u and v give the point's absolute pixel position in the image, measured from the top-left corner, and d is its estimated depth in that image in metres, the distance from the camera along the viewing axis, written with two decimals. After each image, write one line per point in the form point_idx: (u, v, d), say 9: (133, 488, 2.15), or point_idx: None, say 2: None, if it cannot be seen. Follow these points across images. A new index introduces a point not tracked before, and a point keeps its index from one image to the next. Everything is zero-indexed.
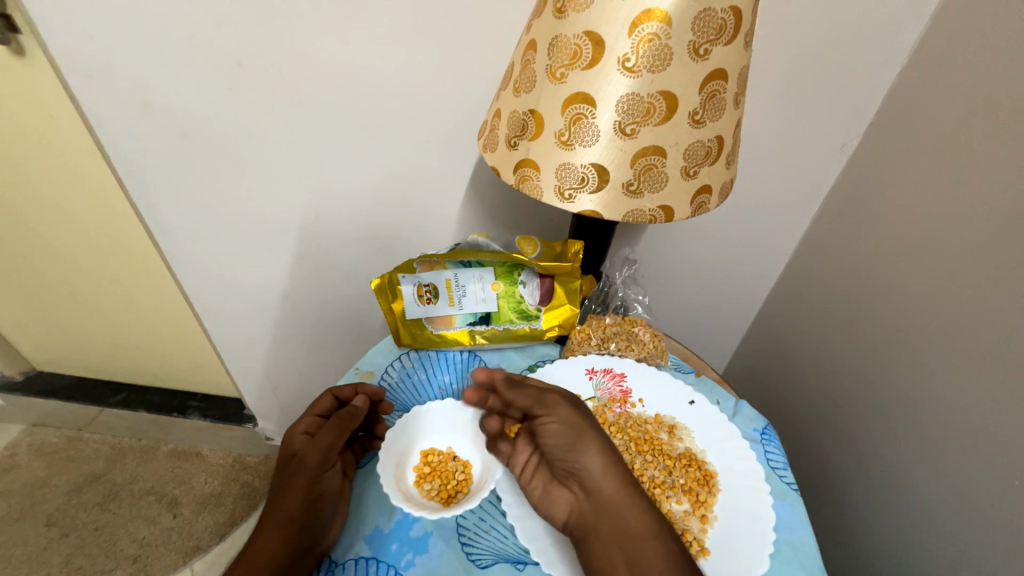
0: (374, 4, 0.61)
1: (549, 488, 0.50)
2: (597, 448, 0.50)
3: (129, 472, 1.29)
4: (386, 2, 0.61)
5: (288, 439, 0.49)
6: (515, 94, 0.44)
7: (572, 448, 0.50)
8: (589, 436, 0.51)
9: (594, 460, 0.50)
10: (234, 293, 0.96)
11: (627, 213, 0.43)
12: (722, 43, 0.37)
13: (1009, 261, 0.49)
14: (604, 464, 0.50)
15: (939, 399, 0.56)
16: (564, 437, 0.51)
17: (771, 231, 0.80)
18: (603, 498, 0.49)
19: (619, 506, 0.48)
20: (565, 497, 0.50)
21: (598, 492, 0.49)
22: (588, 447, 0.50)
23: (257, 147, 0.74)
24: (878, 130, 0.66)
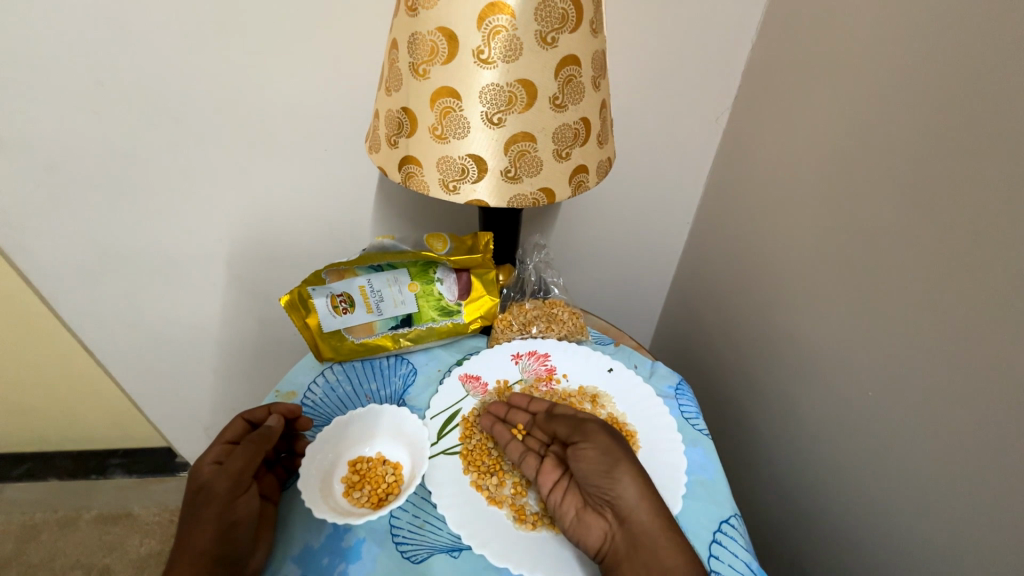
0: (244, 11, 0.59)
1: (580, 513, 0.47)
2: (633, 474, 0.47)
3: (46, 550, 1.13)
4: (257, 9, 0.59)
5: (195, 471, 0.45)
6: (387, 94, 0.45)
7: (608, 474, 0.47)
8: (626, 461, 0.48)
9: (629, 486, 0.47)
10: (137, 334, 0.88)
11: (511, 198, 0.45)
12: (568, 31, 0.40)
13: (846, 205, 0.56)
14: (639, 492, 0.46)
15: (809, 338, 0.63)
16: (602, 461, 0.48)
17: (672, 204, 0.86)
18: (640, 530, 0.45)
19: (657, 535, 0.45)
20: (600, 524, 0.46)
21: (634, 523, 0.45)
22: (626, 471, 0.47)
23: (139, 172, 0.69)
24: (742, 104, 0.74)
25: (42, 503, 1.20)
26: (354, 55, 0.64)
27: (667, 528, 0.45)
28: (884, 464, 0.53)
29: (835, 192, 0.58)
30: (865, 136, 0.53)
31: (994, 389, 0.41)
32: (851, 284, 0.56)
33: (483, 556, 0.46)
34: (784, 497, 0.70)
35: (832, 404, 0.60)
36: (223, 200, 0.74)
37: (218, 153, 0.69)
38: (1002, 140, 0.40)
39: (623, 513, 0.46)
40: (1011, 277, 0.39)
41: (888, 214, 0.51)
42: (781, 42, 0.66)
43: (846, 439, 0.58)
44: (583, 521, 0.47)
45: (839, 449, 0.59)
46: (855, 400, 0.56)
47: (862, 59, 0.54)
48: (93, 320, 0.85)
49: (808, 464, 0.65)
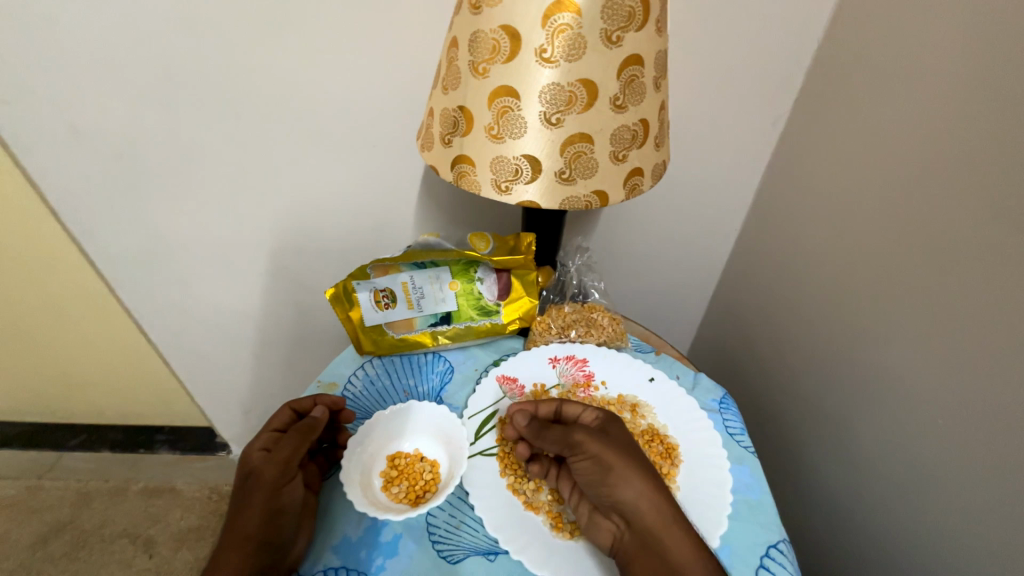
0: (306, 13, 0.61)
1: (589, 517, 0.48)
2: (632, 475, 0.47)
3: (98, 517, 1.20)
4: (318, 11, 0.61)
5: (246, 457, 0.48)
6: (444, 93, 0.45)
7: (604, 480, 0.47)
8: (620, 465, 0.48)
9: (629, 488, 0.47)
10: (189, 318, 0.92)
11: (563, 200, 0.44)
12: (633, 30, 0.39)
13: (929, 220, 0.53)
14: (639, 491, 0.47)
15: (878, 358, 0.60)
16: (598, 465, 0.48)
17: (718, 210, 0.83)
18: (647, 528, 0.46)
19: (665, 533, 0.45)
20: (609, 526, 0.47)
21: (641, 521, 0.46)
22: (625, 472, 0.48)
23: (198, 165, 0.72)
24: (803, 108, 0.70)
25: (95, 472, 1.28)
26: (407, 53, 0.65)
27: (673, 523, 0.46)
28: (970, 499, 0.49)
29: (916, 207, 0.55)
30: (958, 148, 0.50)
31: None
32: (933, 304, 0.52)
33: (519, 561, 0.45)
34: (838, 522, 0.67)
35: (905, 429, 0.56)
36: (275, 195, 0.76)
37: (272, 148, 0.71)
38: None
39: (628, 513, 0.47)
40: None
41: (986, 232, 0.47)
42: (852, 44, 0.62)
43: (922, 467, 0.54)
44: (592, 524, 0.47)
45: (913, 478, 0.55)
46: (935, 428, 0.52)
47: (953, 65, 0.50)
48: (150, 303, 0.90)
49: (874, 490, 0.61)
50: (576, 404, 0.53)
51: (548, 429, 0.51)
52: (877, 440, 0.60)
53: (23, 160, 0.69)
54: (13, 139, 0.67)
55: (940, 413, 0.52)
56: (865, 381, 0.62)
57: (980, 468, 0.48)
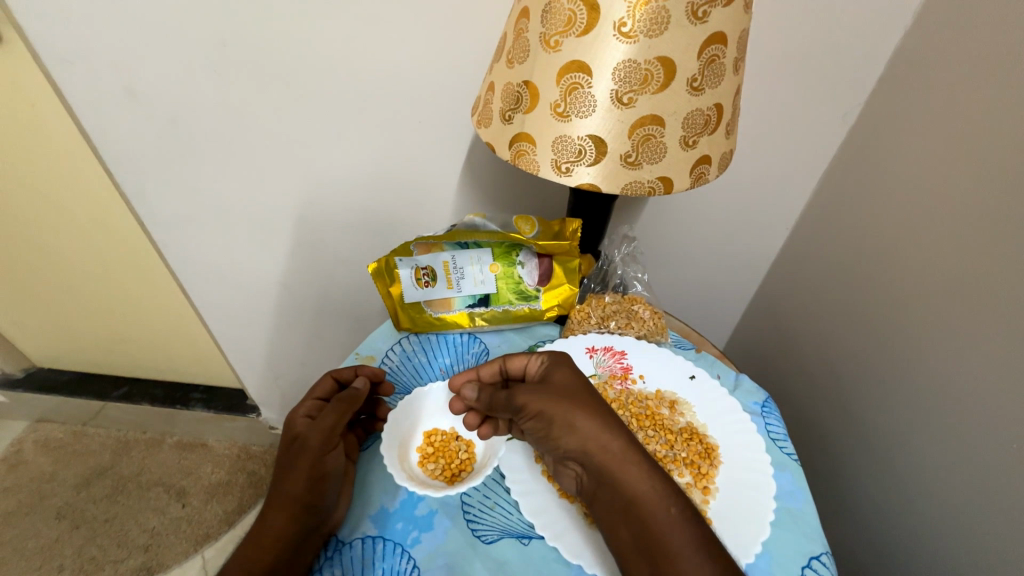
0: None
1: (554, 465, 0.48)
2: (573, 419, 0.47)
3: (136, 465, 1.27)
4: None
5: (291, 422, 0.49)
6: (509, 67, 0.43)
7: (549, 431, 0.47)
8: (558, 414, 0.47)
9: (570, 434, 0.46)
10: (230, 282, 0.95)
11: (626, 185, 0.42)
12: (721, 5, 0.36)
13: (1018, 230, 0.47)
14: (582, 435, 0.46)
15: (941, 375, 0.55)
16: (540, 416, 0.48)
17: (771, 206, 0.79)
18: (600, 470, 0.45)
19: (617, 471, 0.44)
20: (571, 473, 0.47)
21: (593, 463, 0.45)
22: (563, 418, 0.47)
23: (248, 132, 0.72)
24: (877, 101, 0.65)
25: (133, 423, 1.35)
26: (460, 25, 0.63)
27: (626, 459, 0.45)
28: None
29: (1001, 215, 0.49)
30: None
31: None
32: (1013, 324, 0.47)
33: (554, 548, 0.45)
34: (878, 536, 0.65)
35: (967, 455, 0.52)
36: (320, 167, 0.77)
37: (320, 118, 0.71)
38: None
39: (582, 458, 0.46)
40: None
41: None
42: (941, 31, 0.56)
43: (978, 491, 0.51)
44: (557, 473, 0.48)
45: (971, 507, 0.52)
46: (1000, 452, 0.49)
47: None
48: (193, 266, 0.92)
49: (923, 512, 0.58)
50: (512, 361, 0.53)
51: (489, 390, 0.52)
52: (928, 459, 0.57)
53: (82, 119, 0.71)
54: (72, 98, 0.69)
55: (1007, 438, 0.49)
56: (920, 396, 0.58)
57: None
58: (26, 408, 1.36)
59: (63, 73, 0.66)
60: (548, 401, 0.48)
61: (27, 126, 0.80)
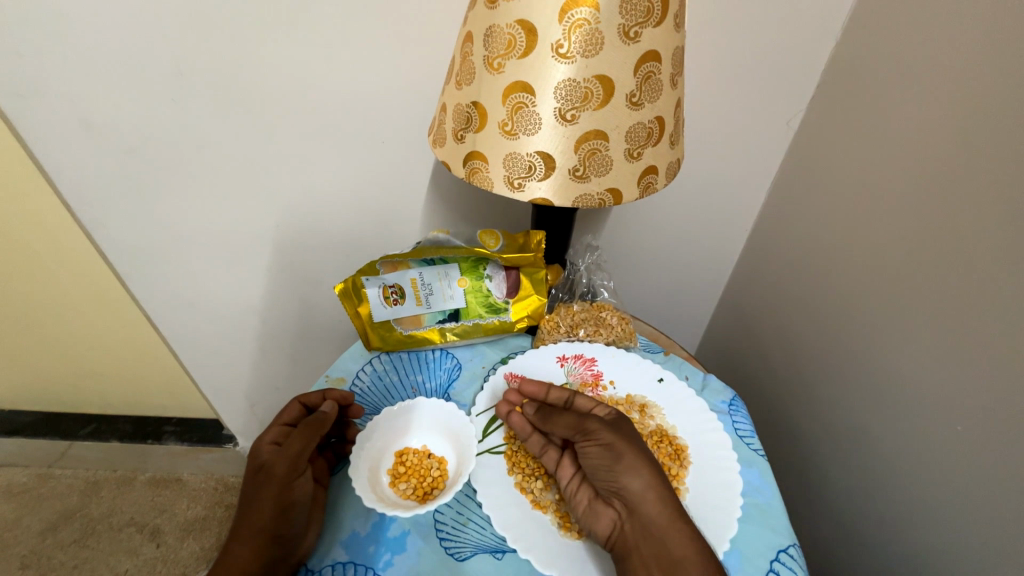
0: (322, 10, 0.61)
1: (592, 503, 0.47)
2: (640, 466, 0.46)
3: (106, 505, 1.22)
4: (335, 8, 0.61)
5: (256, 450, 0.48)
6: (457, 88, 0.45)
7: (611, 469, 0.46)
8: (630, 455, 0.47)
9: (636, 479, 0.46)
10: (198, 311, 0.93)
11: (577, 198, 0.44)
12: (652, 25, 0.38)
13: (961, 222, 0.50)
14: (645, 485, 0.45)
15: (899, 362, 0.58)
16: (608, 453, 0.47)
17: (729, 210, 0.83)
18: (650, 522, 0.44)
19: (667, 528, 0.44)
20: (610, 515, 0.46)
21: (643, 514, 0.45)
22: (632, 464, 0.46)
23: (210, 160, 0.72)
24: (820, 106, 0.69)
25: (103, 461, 1.29)
26: (422, 50, 0.65)
27: (676, 519, 0.44)
28: (1003, 516, 0.47)
29: (943, 210, 0.52)
30: (995, 147, 0.47)
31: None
32: (963, 312, 0.50)
33: (528, 560, 0.45)
34: (849, 526, 0.67)
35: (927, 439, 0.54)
36: (287, 190, 0.76)
37: (284, 143, 0.71)
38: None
39: (631, 504, 0.45)
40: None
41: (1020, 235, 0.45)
42: (872, 40, 0.61)
43: (939, 475, 0.53)
44: (593, 510, 0.46)
45: (935, 490, 0.54)
46: (954, 435, 0.52)
47: (989, 61, 0.48)
48: (158, 296, 0.90)
49: (891, 497, 0.60)
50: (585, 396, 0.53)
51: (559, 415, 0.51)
52: (890, 446, 0.59)
53: (35, 152, 0.69)
54: (24, 131, 0.67)
55: (955, 419, 0.51)
56: (878, 386, 0.61)
57: (997, 475, 0.47)
58: None
59: (15, 107, 0.65)
60: (620, 443, 0.47)
61: None
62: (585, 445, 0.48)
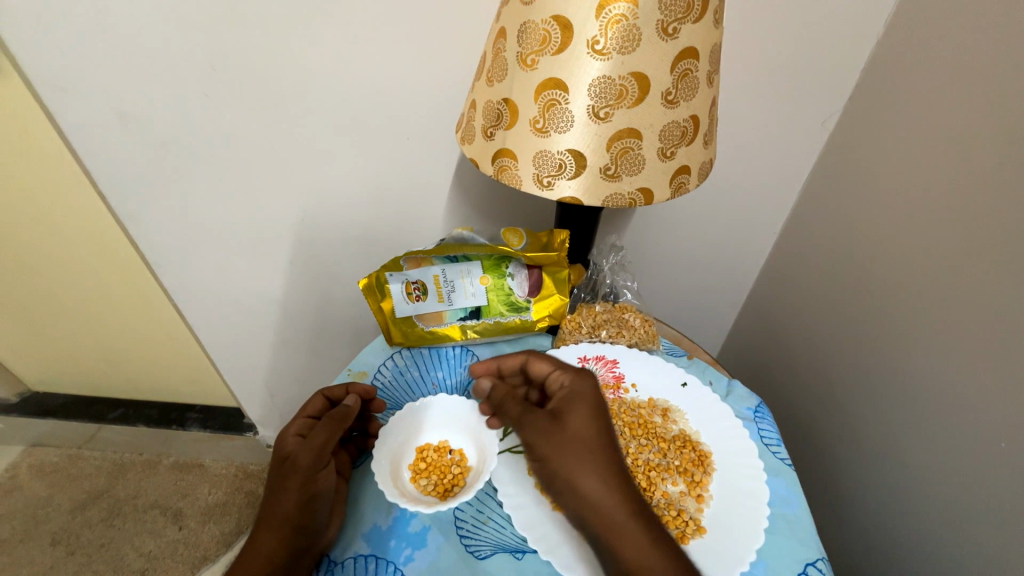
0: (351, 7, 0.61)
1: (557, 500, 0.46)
2: (577, 465, 0.44)
3: (132, 487, 1.26)
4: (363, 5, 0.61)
5: (280, 441, 0.48)
6: (487, 85, 0.44)
7: (551, 470, 0.45)
8: (563, 456, 0.45)
9: (573, 479, 0.44)
10: (224, 302, 0.95)
11: (607, 197, 0.43)
12: (691, 21, 0.37)
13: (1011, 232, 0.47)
14: (585, 483, 0.43)
15: (932, 374, 0.55)
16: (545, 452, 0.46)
17: (757, 212, 0.80)
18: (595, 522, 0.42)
19: (613, 529, 0.41)
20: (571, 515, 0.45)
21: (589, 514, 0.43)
22: (568, 462, 0.45)
23: (240, 155, 0.73)
24: (856, 105, 0.66)
25: (130, 445, 1.34)
26: (446, 44, 0.65)
27: (624, 517, 0.42)
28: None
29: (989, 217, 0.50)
30: None
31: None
32: (1003, 325, 0.48)
33: (548, 561, 0.45)
34: (876, 539, 0.64)
35: (964, 457, 0.52)
36: (310, 185, 0.77)
37: (311, 139, 0.72)
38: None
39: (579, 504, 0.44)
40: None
41: None
42: (914, 36, 0.58)
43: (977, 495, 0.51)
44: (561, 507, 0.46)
45: (972, 510, 0.51)
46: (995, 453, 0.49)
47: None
48: (185, 286, 0.92)
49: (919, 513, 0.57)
50: (544, 364, 0.54)
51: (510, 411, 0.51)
52: (924, 462, 0.57)
53: (75, 145, 0.72)
54: (66, 125, 0.69)
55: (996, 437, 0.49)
56: (912, 399, 0.59)
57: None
58: (21, 433, 1.35)
59: (57, 102, 0.67)
60: (555, 441, 0.46)
61: (22, 154, 0.80)
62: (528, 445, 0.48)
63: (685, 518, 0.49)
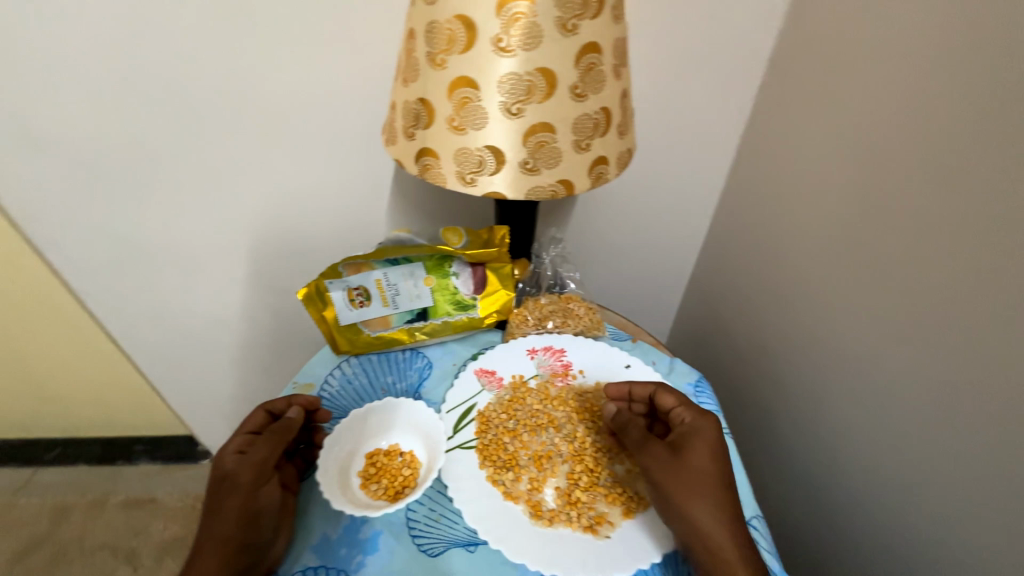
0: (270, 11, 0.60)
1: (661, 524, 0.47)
2: (699, 499, 0.45)
3: (77, 530, 1.17)
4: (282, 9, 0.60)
5: (218, 461, 0.46)
6: (403, 85, 0.45)
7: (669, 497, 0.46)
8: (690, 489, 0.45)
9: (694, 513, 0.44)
10: (161, 325, 0.90)
11: (529, 190, 0.44)
12: (589, 17, 0.39)
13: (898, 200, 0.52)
14: (704, 518, 0.44)
15: (846, 336, 0.60)
16: (667, 479, 0.47)
17: (691, 198, 0.84)
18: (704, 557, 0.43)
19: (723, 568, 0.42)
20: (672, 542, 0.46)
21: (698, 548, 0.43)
22: (690, 497, 0.45)
23: (164, 169, 0.70)
24: (768, 91, 0.71)
25: (72, 486, 1.25)
26: (371, 48, 0.64)
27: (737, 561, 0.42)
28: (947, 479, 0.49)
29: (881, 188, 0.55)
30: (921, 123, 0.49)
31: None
32: (899, 285, 0.53)
33: (499, 550, 0.45)
34: (810, 499, 0.69)
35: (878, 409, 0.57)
36: (242, 198, 0.74)
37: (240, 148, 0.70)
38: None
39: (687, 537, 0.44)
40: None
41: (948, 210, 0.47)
42: (810, 26, 0.63)
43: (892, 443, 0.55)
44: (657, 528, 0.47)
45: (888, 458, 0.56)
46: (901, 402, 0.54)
47: (913, 43, 0.50)
48: (115, 312, 0.86)
49: (843, 467, 0.62)
50: (665, 395, 0.54)
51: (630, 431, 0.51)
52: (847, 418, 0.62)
53: None
54: None
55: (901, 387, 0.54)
56: (833, 361, 0.63)
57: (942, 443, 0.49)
58: None
59: None
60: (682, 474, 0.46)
61: None
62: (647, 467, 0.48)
63: (631, 494, 0.51)
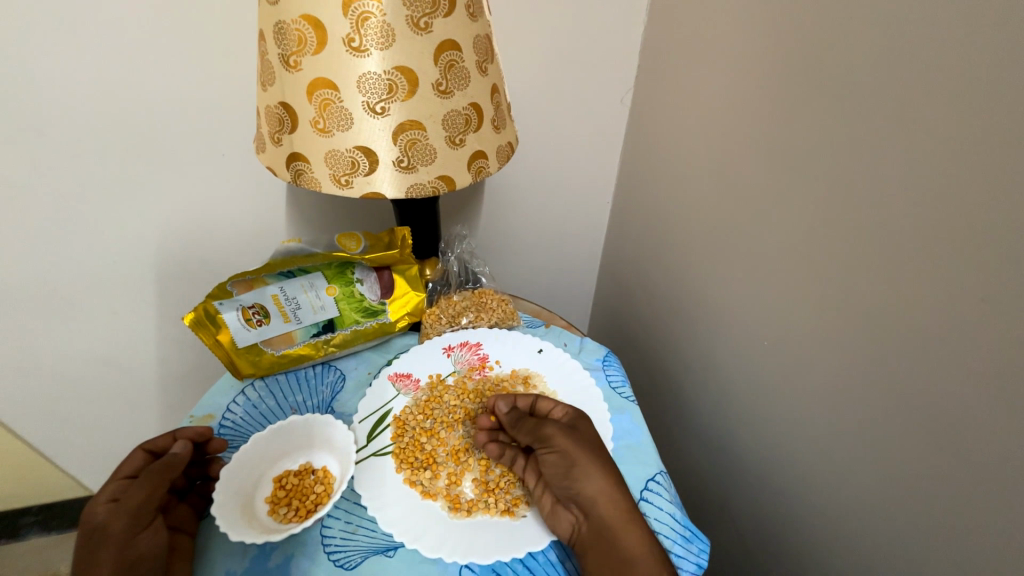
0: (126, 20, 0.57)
1: (555, 504, 0.48)
2: (595, 469, 0.48)
3: None
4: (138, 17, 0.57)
5: (88, 513, 0.42)
6: (264, 90, 0.43)
7: (568, 475, 0.49)
8: (587, 458, 0.49)
9: (592, 483, 0.48)
10: (35, 372, 0.80)
11: (408, 188, 0.44)
12: (441, 16, 0.40)
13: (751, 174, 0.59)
14: (601, 484, 0.48)
15: (713, 300, 0.66)
16: (564, 460, 0.49)
17: (593, 185, 0.89)
18: (604, 524, 0.46)
19: (621, 528, 0.46)
20: (569, 517, 0.47)
21: (597, 513, 0.47)
22: (587, 468, 0.48)
23: (25, 194, 0.65)
24: (642, 82, 0.77)
25: None
26: (248, 53, 0.63)
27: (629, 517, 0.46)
28: None
29: None
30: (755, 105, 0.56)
31: (870, 323, 0.44)
32: None
33: (417, 550, 0.45)
34: None
35: None
36: (127, 215, 0.70)
37: (110, 165, 0.65)
38: (875, 77, 0.41)
39: (586, 507, 0.47)
40: (889, 213, 0.41)
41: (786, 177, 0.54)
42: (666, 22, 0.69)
43: None
44: (554, 510, 0.48)
45: None
46: None
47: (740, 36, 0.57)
48: None
49: (719, 420, 0.68)
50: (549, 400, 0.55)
51: (523, 420, 0.53)
52: None
53: None
54: None
55: None
56: None
57: None
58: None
59: None
60: (576, 448, 0.50)
61: None
62: (545, 454, 0.50)
63: None
